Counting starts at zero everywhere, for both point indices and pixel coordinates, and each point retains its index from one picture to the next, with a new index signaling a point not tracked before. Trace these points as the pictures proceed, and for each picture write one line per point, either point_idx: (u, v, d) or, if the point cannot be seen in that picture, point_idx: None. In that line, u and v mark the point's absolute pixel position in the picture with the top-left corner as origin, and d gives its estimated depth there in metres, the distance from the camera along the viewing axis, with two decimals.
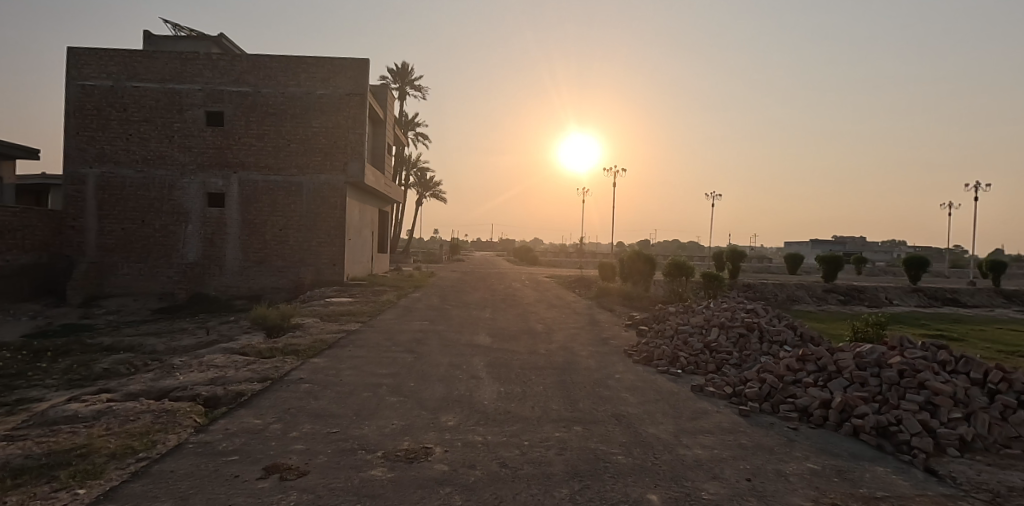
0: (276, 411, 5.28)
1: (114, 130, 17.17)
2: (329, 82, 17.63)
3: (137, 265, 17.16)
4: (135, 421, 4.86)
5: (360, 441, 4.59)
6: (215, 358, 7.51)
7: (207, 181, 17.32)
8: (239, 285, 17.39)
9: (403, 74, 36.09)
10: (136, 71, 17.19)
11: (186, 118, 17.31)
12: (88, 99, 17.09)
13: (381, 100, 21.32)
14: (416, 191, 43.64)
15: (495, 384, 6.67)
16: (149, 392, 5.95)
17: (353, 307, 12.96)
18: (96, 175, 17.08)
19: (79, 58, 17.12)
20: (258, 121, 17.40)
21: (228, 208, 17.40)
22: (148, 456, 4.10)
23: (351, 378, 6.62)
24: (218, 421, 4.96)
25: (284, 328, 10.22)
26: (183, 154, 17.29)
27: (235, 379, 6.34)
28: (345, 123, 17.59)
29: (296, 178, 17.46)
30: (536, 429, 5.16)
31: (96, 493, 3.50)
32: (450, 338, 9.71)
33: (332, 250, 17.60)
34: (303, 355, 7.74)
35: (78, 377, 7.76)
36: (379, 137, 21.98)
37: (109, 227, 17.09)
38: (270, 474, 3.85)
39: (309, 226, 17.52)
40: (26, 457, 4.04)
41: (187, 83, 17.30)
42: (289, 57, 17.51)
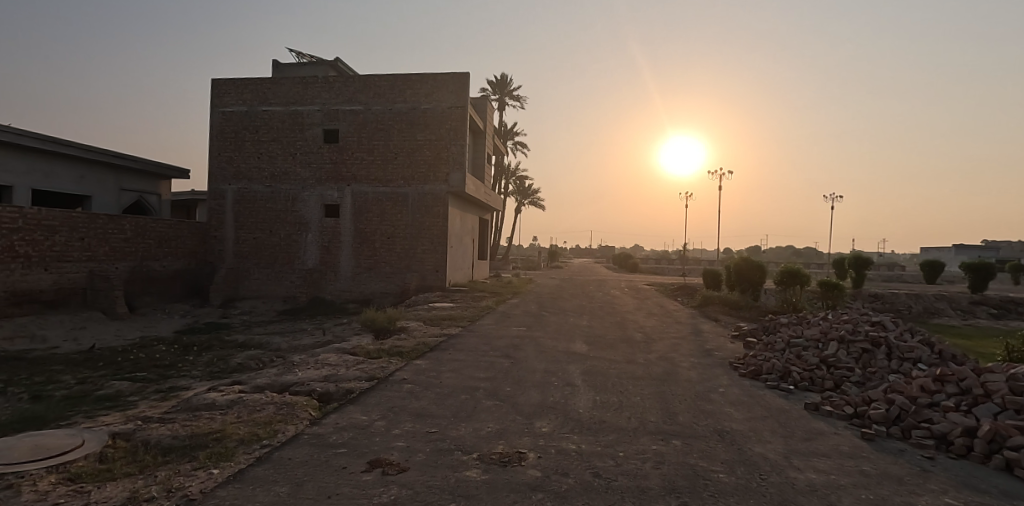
0: (381, 408, 5.61)
1: (248, 150, 19.20)
2: (433, 97, 18.48)
3: (266, 271, 19.01)
4: (261, 411, 5.39)
5: (457, 442, 4.75)
6: (329, 357, 8.14)
7: (325, 193, 18.81)
8: (351, 289, 18.65)
9: (502, 84, 36.91)
10: (266, 96, 19.14)
11: (307, 137, 18.95)
12: (227, 123, 19.28)
13: (481, 111, 22.00)
14: (515, 199, 44.39)
15: (590, 393, 6.60)
16: (273, 386, 6.57)
17: (454, 312, 13.43)
18: (233, 191, 19.20)
19: (220, 88, 19.36)
20: (369, 136, 18.65)
21: (342, 218, 18.76)
22: (271, 443, 4.54)
23: (450, 380, 6.87)
24: (330, 415, 5.35)
25: (391, 331, 10.84)
26: (304, 170, 18.93)
27: (346, 377, 6.82)
28: (448, 135, 18.34)
29: (403, 190, 18.47)
30: (632, 440, 5.02)
31: (228, 474, 3.93)
32: (547, 345, 9.74)
33: (435, 257, 18.37)
34: (407, 356, 8.15)
35: (217, 370, 8.77)
36: (479, 147, 22.64)
37: (244, 236, 19.12)
38: (374, 468, 4.09)
39: (414, 234, 18.43)
40: (173, 437, 4.63)
41: (307, 105, 18.96)
42: (396, 75, 18.60)
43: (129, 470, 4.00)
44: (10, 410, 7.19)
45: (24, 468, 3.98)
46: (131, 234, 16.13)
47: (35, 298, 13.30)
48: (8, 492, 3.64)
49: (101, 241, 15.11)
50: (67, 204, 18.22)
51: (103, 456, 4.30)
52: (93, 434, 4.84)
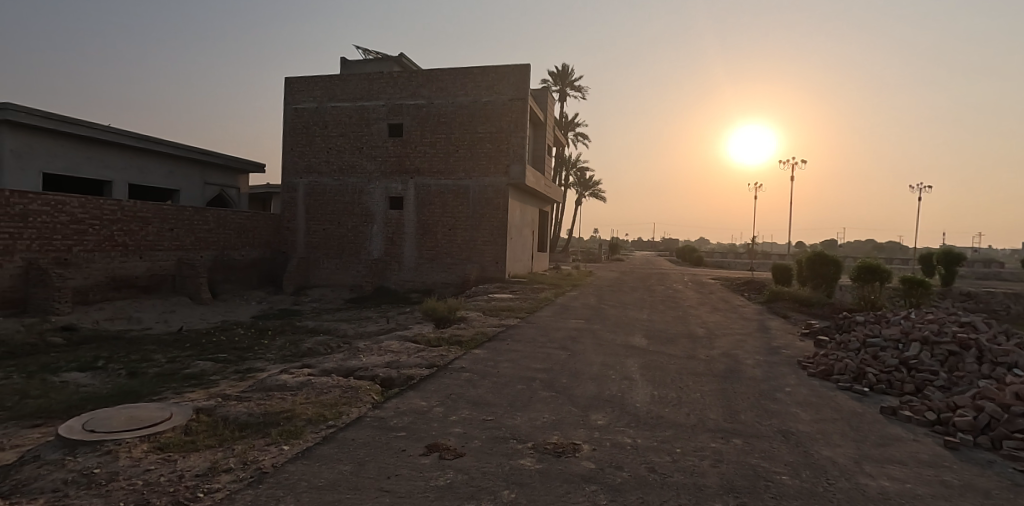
0: (439, 395, 5.76)
1: (318, 145, 20.07)
2: (494, 89, 18.61)
3: (335, 260, 19.86)
4: (328, 394, 5.67)
5: (512, 430, 4.81)
6: (392, 344, 8.43)
7: (389, 186, 19.39)
8: (414, 280, 19.17)
9: (563, 75, 36.64)
10: (334, 93, 19.92)
11: (373, 131, 19.58)
12: (299, 119, 20.23)
13: (542, 102, 21.95)
14: (576, 190, 44.05)
15: (648, 387, 6.50)
16: (340, 370, 6.89)
17: (513, 303, 13.55)
18: (305, 184, 20.15)
19: (293, 86, 20.32)
20: (432, 130, 19.04)
21: (406, 210, 19.28)
22: (335, 424, 4.77)
23: (507, 370, 6.95)
24: (391, 400, 5.56)
25: (451, 320, 11.08)
26: (370, 163, 19.58)
27: (407, 364, 7.05)
28: (508, 127, 18.43)
29: (464, 182, 18.75)
30: (690, 437, 4.92)
31: (297, 450, 4.18)
32: (606, 338, 9.66)
33: (495, 249, 18.56)
34: (466, 346, 8.31)
35: (290, 354, 9.29)
36: (539, 139, 22.60)
37: (314, 227, 20.05)
38: (431, 452, 4.23)
39: (475, 226, 18.69)
40: (249, 414, 4.96)
41: (373, 100, 19.57)
42: (458, 68, 18.85)
43: (210, 442, 4.33)
44: (111, 384, 7.94)
45: (121, 436, 4.39)
46: (214, 225, 17.28)
47: (131, 283, 14.54)
48: (108, 457, 4.03)
49: (188, 232, 16.29)
50: (159, 197, 19.75)
51: (188, 428, 4.68)
52: (180, 408, 5.27)
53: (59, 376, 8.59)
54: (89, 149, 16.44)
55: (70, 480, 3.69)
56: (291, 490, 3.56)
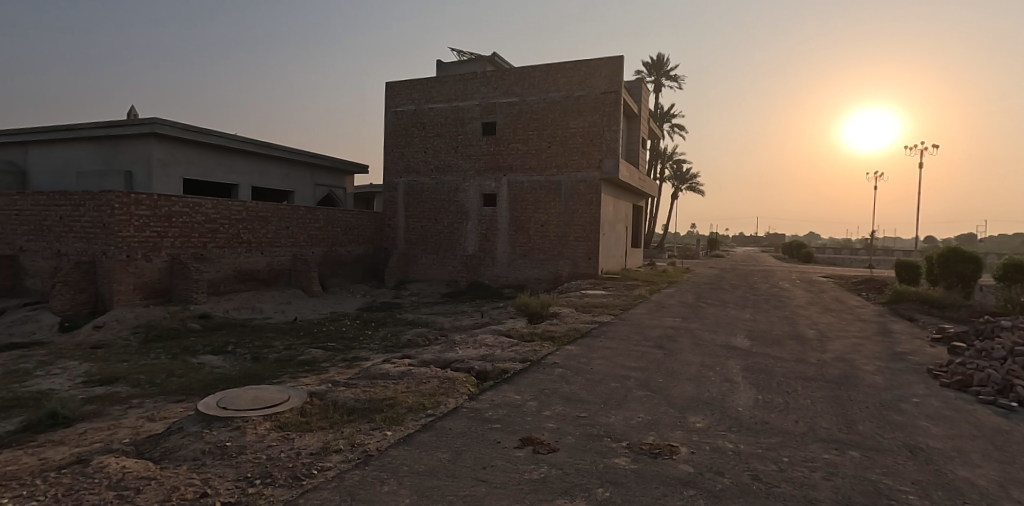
0: (533, 389, 5.82)
1: (416, 146, 20.95)
2: (586, 83, 18.41)
3: (432, 256, 20.65)
4: (427, 384, 5.92)
5: (606, 428, 4.76)
6: (486, 338, 8.64)
7: (483, 184, 19.83)
8: (507, 275, 19.46)
9: (658, 65, 35.50)
10: (431, 95, 20.69)
11: (467, 131, 20.11)
12: (399, 122, 21.24)
13: (636, 94, 21.40)
14: (672, 184, 42.59)
15: (752, 391, 6.15)
16: (438, 361, 7.17)
17: (607, 300, 13.35)
18: (404, 183, 21.13)
19: (393, 90, 21.35)
20: (524, 127, 19.22)
21: (499, 207, 19.62)
22: (434, 413, 4.97)
23: (601, 367, 6.87)
24: (487, 392, 5.69)
25: (544, 316, 11.14)
26: (465, 161, 20.14)
27: (502, 357, 7.18)
28: (601, 121, 18.15)
29: (556, 178, 18.76)
30: (799, 446, 4.59)
31: (398, 436, 4.40)
32: (704, 337, 9.26)
33: (587, 245, 18.39)
34: (559, 341, 8.32)
35: (391, 345, 9.80)
36: (633, 133, 22.06)
37: (413, 225, 20.97)
38: (525, 445, 4.28)
39: (567, 222, 18.64)
40: (357, 400, 5.30)
41: (467, 100, 20.10)
42: (550, 64, 18.85)
43: (322, 424, 4.68)
44: (238, 367, 8.82)
45: (247, 414, 4.86)
46: (324, 223, 18.61)
47: (254, 276, 16.04)
48: (237, 431, 4.49)
49: (301, 230, 17.67)
50: (277, 198, 21.58)
51: (304, 410, 5.09)
52: (296, 391, 5.75)
53: (196, 358, 9.69)
54: (219, 155, 18.27)
55: (207, 450, 4.15)
56: (394, 473, 3.76)
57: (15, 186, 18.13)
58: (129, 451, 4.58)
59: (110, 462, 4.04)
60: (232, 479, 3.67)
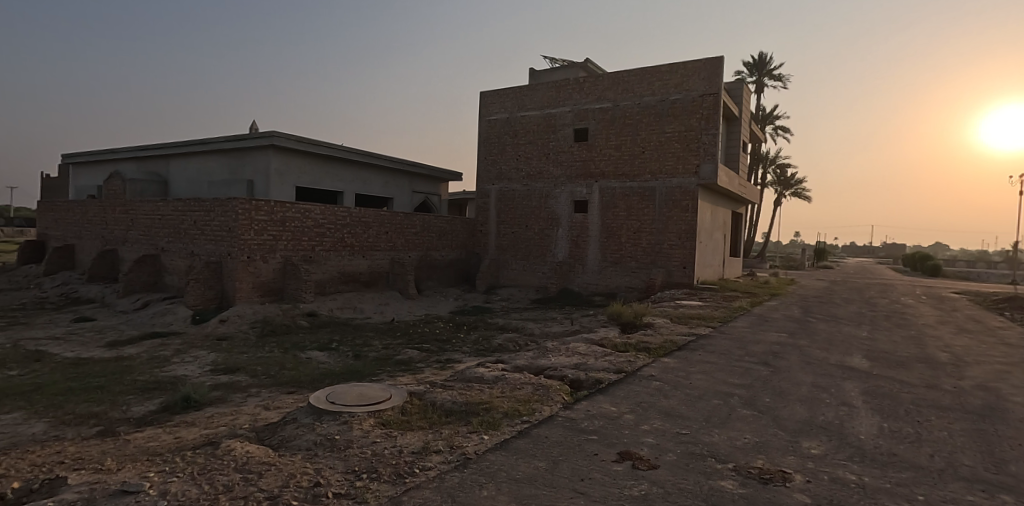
0: (629, 402, 5.66)
1: (509, 153, 21.26)
2: (683, 86, 17.80)
3: (522, 262, 20.82)
4: (521, 390, 5.94)
5: (710, 447, 4.51)
6: (579, 346, 8.53)
7: (574, 190, 19.73)
8: (598, 283, 19.17)
9: (760, 65, 33.65)
10: (524, 103, 20.93)
11: (559, 137, 20.13)
12: (492, 130, 21.67)
13: (737, 96, 20.38)
14: (775, 190, 40.12)
15: (875, 417, 5.58)
16: (531, 367, 7.18)
17: (704, 311, 12.75)
18: (497, 190, 21.50)
19: (487, 99, 21.84)
20: (617, 132, 18.92)
21: (590, 213, 19.43)
22: (529, 420, 4.97)
23: (701, 382, 6.56)
24: (581, 402, 5.61)
25: (637, 326, 10.84)
26: (556, 168, 20.15)
27: (595, 367, 7.06)
28: (698, 125, 17.45)
29: (650, 184, 18.27)
30: (937, 484, 4.08)
31: (495, 441, 4.43)
32: (815, 355, 8.56)
33: (683, 253, 17.72)
34: (654, 353, 8.04)
35: (483, 349, 9.97)
36: (733, 136, 21.01)
37: (504, 231, 21.28)
38: (624, 460, 4.16)
39: (661, 229, 18.08)
40: (454, 402, 5.42)
41: (560, 107, 20.12)
42: (645, 68, 18.43)
43: (422, 424, 4.83)
44: (342, 363, 9.36)
45: (353, 409, 5.13)
46: (420, 228, 19.36)
47: (357, 278, 17.01)
48: (344, 426, 4.74)
49: (399, 235, 18.50)
50: (377, 204, 22.77)
51: (404, 409, 5.27)
52: (397, 389, 5.98)
53: (305, 353, 10.40)
54: (327, 164, 19.57)
55: (318, 442, 4.41)
56: (492, 478, 3.78)
57: (159, 193, 20.51)
58: (251, 436, 4.97)
59: (235, 447, 4.40)
60: (341, 471, 3.87)
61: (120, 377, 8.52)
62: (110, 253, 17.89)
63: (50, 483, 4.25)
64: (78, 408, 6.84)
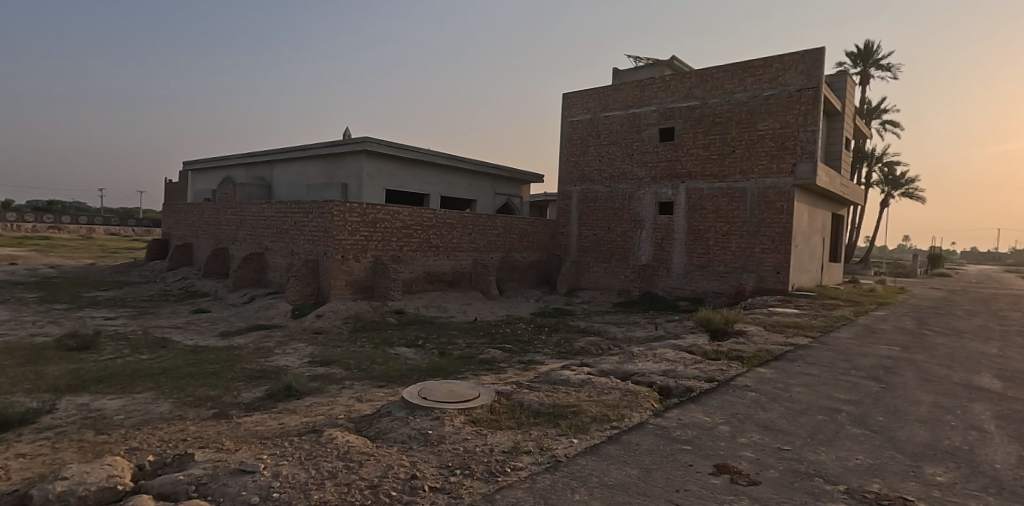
0: (724, 412, 5.40)
1: (591, 154, 21.06)
2: (778, 81, 16.82)
3: (604, 264, 20.53)
4: (608, 394, 5.84)
5: (816, 466, 4.20)
6: (666, 352, 8.27)
7: (659, 191, 19.20)
8: (684, 288, 18.50)
9: (866, 54, 31.12)
10: (607, 103, 20.65)
11: (643, 137, 19.66)
12: (575, 132, 21.55)
13: (839, 89, 18.97)
14: (881, 189, 36.94)
15: (1011, 444, 4.97)
16: (617, 372, 7.04)
17: (802, 320, 11.94)
18: (579, 192, 21.34)
19: (570, 100, 21.77)
20: (706, 131, 18.19)
21: (676, 215, 18.82)
22: (618, 425, 4.87)
23: (803, 396, 6.14)
24: (672, 410, 5.42)
25: (728, 333, 10.35)
26: (640, 169, 19.70)
27: (685, 374, 6.81)
28: (796, 121, 16.42)
29: (740, 185, 17.42)
30: None
31: (585, 446, 4.37)
32: (934, 372, 7.77)
33: (776, 257, 16.73)
34: (748, 362, 7.63)
35: (565, 351, 9.92)
36: (835, 132, 19.56)
37: (586, 233, 21.08)
38: (721, 473, 3.97)
39: (752, 232, 17.19)
40: (541, 403, 5.42)
41: (645, 106, 19.65)
42: (736, 63, 17.60)
43: (511, 423, 4.87)
44: (428, 360, 9.65)
45: (444, 405, 5.27)
46: (502, 230, 19.61)
47: (441, 278, 17.51)
48: (436, 421, 4.88)
49: (482, 236, 18.84)
50: (461, 206, 23.30)
51: (493, 408, 5.33)
52: (485, 388, 6.07)
53: (394, 349, 10.84)
54: (414, 168, 20.30)
55: (412, 435, 4.57)
56: (584, 482, 3.74)
57: (263, 196, 22.14)
58: (350, 426, 5.24)
59: (336, 435, 4.66)
60: (435, 465, 3.97)
61: (231, 364, 9.28)
62: (222, 251, 19.57)
63: (179, 458, 4.70)
64: (197, 391, 7.52)
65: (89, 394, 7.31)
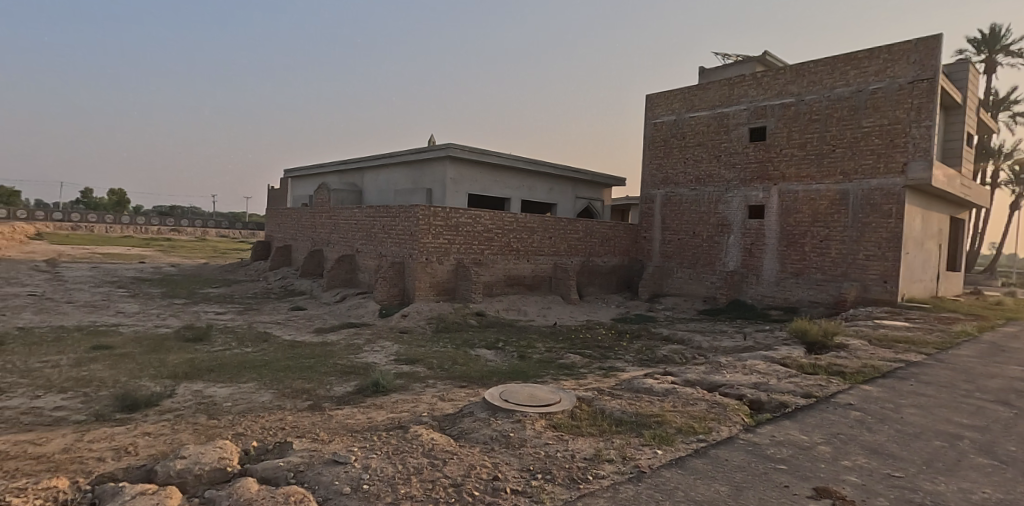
0: (823, 431, 5.02)
1: (676, 156, 20.38)
2: (886, 73, 15.50)
3: (688, 270, 19.79)
4: (695, 406, 5.61)
5: (934, 498, 3.80)
6: (757, 364, 7.82)
7: (749, 194, 18.25)
8: (776, 296, 17.46)
9: (992, 40, 27.94)
10: (693, 103, 19.95)
11: (732, 137, 18.78)
12: (658, 133, 20.99)
13: (960, 80, 17.15)
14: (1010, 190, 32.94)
15: None
16: (703, 383, 6.75)
17: (914, 334, 10.87)
18: (662, 195, 20.74)
19: (654, 101, 21.24)
20: (802, 129, 17.09)
21: (768, 219, 17.81)
22: (706, 439, 4.65)
23: (917, 418, 5.58)
24: (764, 426, 5.11)
25: (827, 346, 9.62)
26: (728, 171, 18.82)
27: (778, 388, 6.40)
28: (906, 116, 15.05)
29: (841, 186, 16.20)
30: None
31: (670, 458, 4.22)
32: None
33: (883, 265, 15.38)
34: (850, 378, 7.05)
35: (647, 359, 9.65)
36: (954, 127, 17.70)
37: (669, 237, 20.43)
38: (822, 497, 3.69)
39: (855, 237, 15.92)
40: (623, 412, 5.30)
41: (734, 105, 18.78)
42: (837, 56, 16.41)
43: (592, 431, 4.80)
44: (508, 363, 9.74)
45: (525, 409, 5.29)
46: (583, 234, 19.45)
47: (521, 281, 17.64)
48: (517, 424, 4.90)
49: (563, 240, 18.78)
50: (541, 210, 23.37)
51: (574, 413, 5.28)
52: (566, 393, 6.03)
53: (475, 351, 11.05)
54: (496, 172, 20.61)
55: (494, 437, 4.62)
56: (670, 496, 3.61)
57: (355, 202, 23.35)
58: (434, 424, 5.39)
59: (422, 432, 4.81)
60: (517, 468, 3.99)
61: (325, 359, 9.87)
62: (318, 253, 20.85)
63: (279, 445, 5.04)
64: (295, 383, 8.06)
65: (202, 381, 8.03)
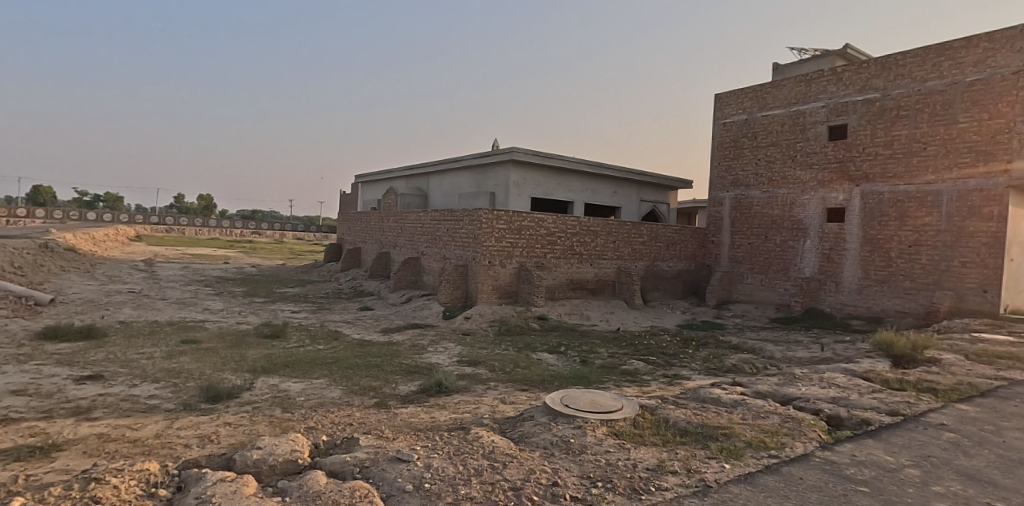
0: (911, 453, 4.64)
1: (746, 157, 19.56)
2: (986, 63, 14.22)
3: (760, 276, 18.92)
4: (766, 419, 5.33)
5: None
6: (837, 377, 7.35)
7: (828, 196, 17.23)
8: (857, 305, 16.37)
9: None
10: (765, 101, 19.09)
11: (809, 136, 17.80)
12: (728, 134, 20.23)
13: None
14: None
15: None
16: (775, 395, 6.41)
17: (1019, 350, 9.87)
18: (732, 198, 19.96)
19: (723, 101, 20.50)
20: (888, 126, 15.97)
21: (849, 223, 16.75)
22: (778, 455, 4.42)
23: (1022, 443, 5.05)
24: (844, 444, 4.79)
25: (916, 361, 8.90)
26: (804, 172, 17.86)
27: (860, 404, 5.98)
28: (1010, 110, 13.72)
29: (934, 187, 14.99)
30: None
31: (738, 473, 4.03)
32: None
33: (982, 273, 14.07)
34: (943, 396, 6.49)
35: (715, 368, 9.30)
36: None
37: (739, 241, 19.61)
38: None
39: (949, 242, 14.67)
40: (689, 422, 5.12)
41: (810, 102, 17.81)
42: (929, 46, 15.22)
43: (656, 440, 4.67)
44: (569, 368, 9.67)
45: (586, 415, 5.22)
46: (648, 238, 19.03)
47: (584, 285, 17.47)
48: (578, 430, 4.84)
49: (626, 243, 18.45)
50: (605, 214, 23.07)
51: (636, 422, 5.16)
52: (629, 400, 5.90)
53: (536, 354, 11.05)
54: (559, 176, 20.55)
55: (554, 442, 4.59)
56: None
57: (421, 205, 23.98)
58: (494, 426, 5.42)
59: (483, 435, 4.84)
60: (577, 475, 3.94)
61: (391, 358, 10.18)
62: (385, 255, 21.56)
63: (347, 440, 5.23)
64: (362, 380, 8.35)
65: (278, 376, 8.48)
